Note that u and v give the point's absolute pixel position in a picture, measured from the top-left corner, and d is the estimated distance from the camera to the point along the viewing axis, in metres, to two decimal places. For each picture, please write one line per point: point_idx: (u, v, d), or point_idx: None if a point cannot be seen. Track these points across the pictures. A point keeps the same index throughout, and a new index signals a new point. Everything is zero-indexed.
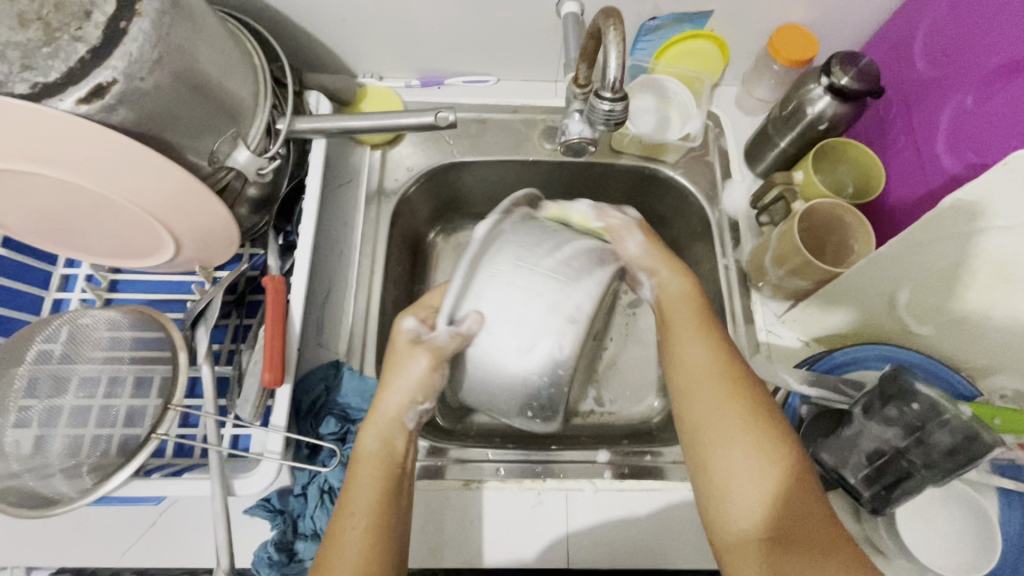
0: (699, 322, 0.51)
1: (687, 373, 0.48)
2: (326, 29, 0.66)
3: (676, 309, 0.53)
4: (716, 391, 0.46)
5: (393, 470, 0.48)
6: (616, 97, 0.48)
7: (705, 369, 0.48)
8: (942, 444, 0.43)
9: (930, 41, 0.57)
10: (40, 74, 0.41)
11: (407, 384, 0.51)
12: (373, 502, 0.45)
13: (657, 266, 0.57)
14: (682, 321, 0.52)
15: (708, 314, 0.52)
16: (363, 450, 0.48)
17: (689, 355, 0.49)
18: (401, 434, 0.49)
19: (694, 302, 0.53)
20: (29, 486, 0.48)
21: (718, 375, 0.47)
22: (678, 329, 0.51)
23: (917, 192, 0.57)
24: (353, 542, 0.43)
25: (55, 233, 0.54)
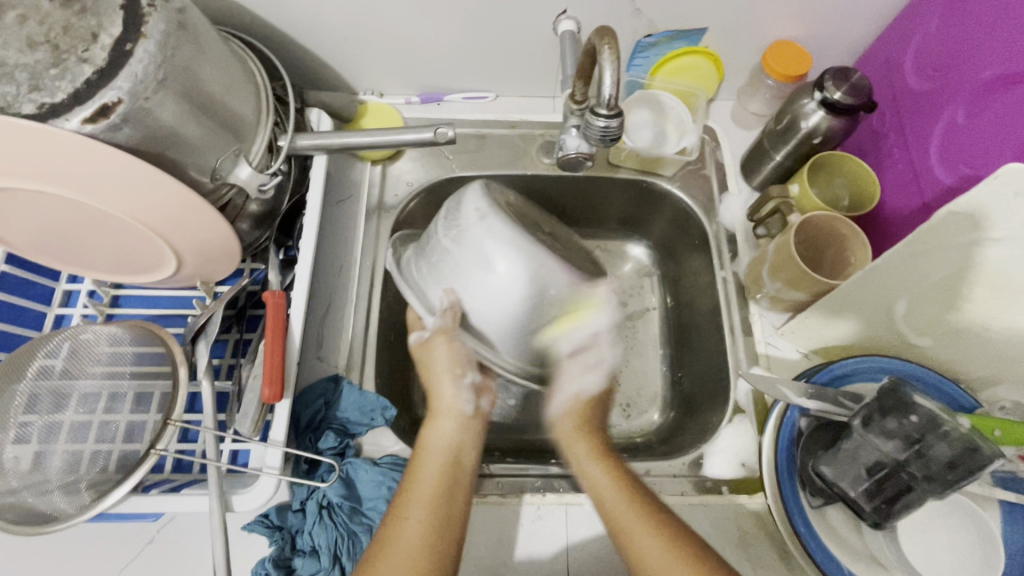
0: (615, 474, 0.53)
1: (620, 527, 0.49)
2: (328, 48, 0.67)
3: (595, 474, 0.53)
4: (642, 526, 0.48)
5: (453, 460, 0.51)
6: (611, 113, 0.49)
7: (625, 508, 0.50)
8: (942, 457, 0.42)
9: (922, 56, 0.58)
10: (46, 94, 0.42)
11: (445, 368, 0.55)
12: (431, 487, 0.48)
13: (583, 459, 0.55)
14: (615, 498, 0.51)
15: (612, 460, 0.55)
16: (430, 443, 0.52)
17: (608, 500, 0.51)
18: (458, 431, 0.54)
19: (608, 464, 0.54)
20: (26, 503, 0.48)
21: (639, 515, 0.49)
22: (611, 498, 0.51)
23: (912, 205, 0.58)
24: (411, 519, 0.46)
25: (57, 249, 0.54)
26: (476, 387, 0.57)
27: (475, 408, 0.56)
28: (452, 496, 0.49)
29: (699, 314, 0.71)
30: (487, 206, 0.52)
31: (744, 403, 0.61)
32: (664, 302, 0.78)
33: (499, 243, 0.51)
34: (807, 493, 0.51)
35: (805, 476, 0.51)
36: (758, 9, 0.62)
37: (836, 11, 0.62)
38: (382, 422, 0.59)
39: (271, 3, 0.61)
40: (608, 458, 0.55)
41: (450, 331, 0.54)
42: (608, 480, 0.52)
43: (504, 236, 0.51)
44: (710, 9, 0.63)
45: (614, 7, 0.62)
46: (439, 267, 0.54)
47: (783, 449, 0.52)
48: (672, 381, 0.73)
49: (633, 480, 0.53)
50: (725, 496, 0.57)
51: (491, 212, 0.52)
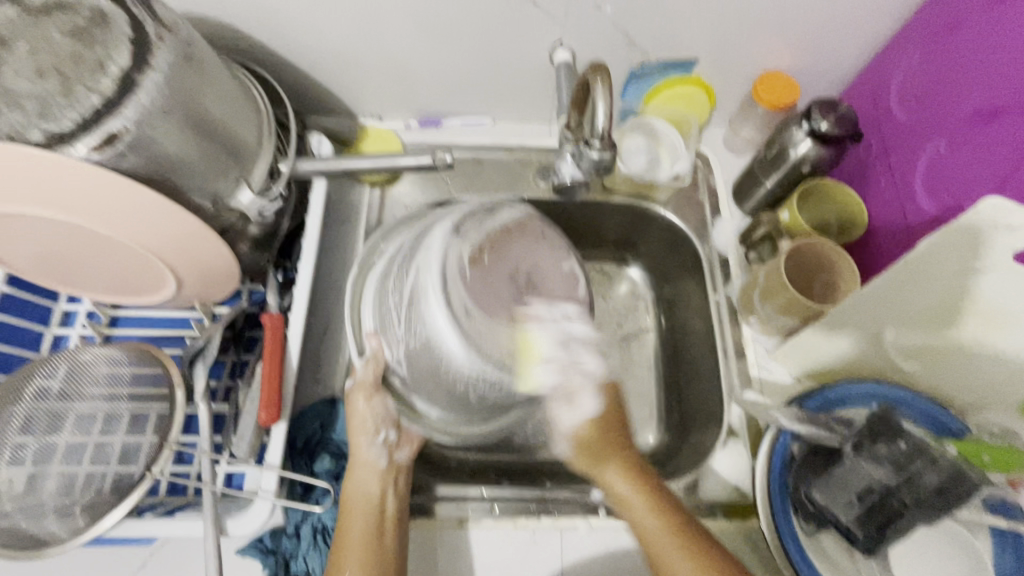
0: (643, 490, 0.53)
1: (655, 551, 0.50)
2: (329, 74, 0.69)
3: (622, 490, 0.53)
4: (671, 548, 0.49)
5: (376, 515, 0.51)
6: (604, 146, 0.51)
7: (658, 531, 0.50)
8: (930, 483, 0.43)
9: (905, 89, 0.60)
10: (54, 123, 0.43)
11: (365, 425, 0.55)
12: (361, 546, 0.49)
13: (595, 470, 0.55)
14: (613, 471, 0.54)
15: (631, 457, 0.55)
16: (351, 497, 0.52)
17: (644, 523, 0.51)
18: (381, 482, 0.53)
19: (639, 482, 0.53)
20: (21, 526, 0.48)
21: (672, 536, 0.50)
22: (642, 520, 0.51)
23: (899, 231, 0.59)
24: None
25: (57, 271, 0.55)
26: (391, 443, 0.55)
27: (389, 459, 0.55)
28: (383, 552, 0.50)
29: (693, 336, 0.71)
30: (440, 249, 0.49)
31: (737, 426, 0.62)
32: (659, 323, 0.78)
33: (437, 308, 0.47)
34: (800, 518, 0.51)
35: (797, 502, 0.51)
36: (747, 41, 0.64)
37: (822, 43, 0.64)
38: None
39: (273, 32, 0.62)
40: (621, 453, 0.55)
41: (371, 385, 0.55)
42: (635, 492, 0.53)
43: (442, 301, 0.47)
44: (700, 41, 0.65)
45: (608, 39, 0.64)
46: (378, 310, 0.55)
47: (776, 472, 0.52)
48: (668, 403, 0.73)
49: (665, 495, 0.53)
50: (719, 520, 0.57)
51: (428, 258, 0.49)
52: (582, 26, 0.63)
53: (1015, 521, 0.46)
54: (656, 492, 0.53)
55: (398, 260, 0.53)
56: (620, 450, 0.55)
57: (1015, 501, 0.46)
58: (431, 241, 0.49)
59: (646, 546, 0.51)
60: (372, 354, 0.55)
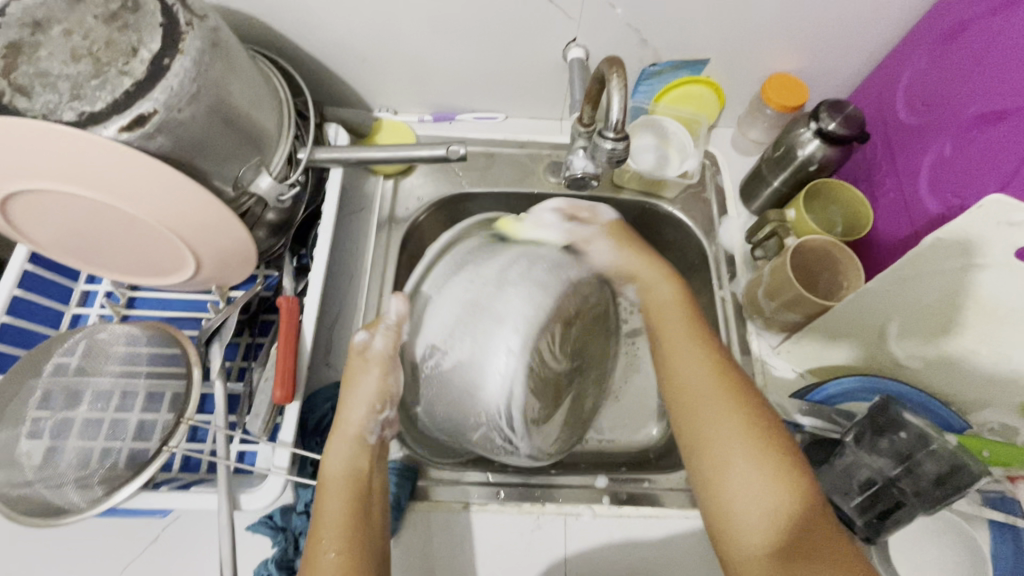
0: (687, 326, 0.55)
1: (689, 391, 0.50)
2: (349, 68, 0.71)
3: (667, 315, 0.57)
4: (714, 393, 0.49)
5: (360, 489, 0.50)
6: (619, 136, 0.51)
7: (705, 390, 0.50)
8: (930, 473, 0.44)
9: (912, 90, 0.61)
10: (86, 103, 0.44)
11: (365, 398, 0.54)
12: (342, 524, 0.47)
13: (650, 275, 0.61)
14: (673, 330, 0.55)
15: (698, 319, 0.56)
16: (329, 473, 0.50)
17: (679, 370, 0.52)
18: (361, 456, 0.52)
19: (688, 318, 0.56)
20: (39, 495, 0.49)
21: (715, 378, 0.50)
22: (692, 372, 0.51)
23: (904, 232, 0.60)
24: (331, 561, 0.45)
25: (81, 249, 0.57)
26: (387, 421, 0.55)
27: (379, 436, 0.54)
28: (367, 538, 0.48)
29: None
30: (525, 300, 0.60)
31: None
32: None
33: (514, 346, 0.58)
34: None
35: None
36: (757, 43, 0.66)
37: (830, 46, 0.65)
38: None
39: (295, 25, 0.64)
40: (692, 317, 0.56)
41: (387, 357, 0.56)
42: (685, 339, 0.54)
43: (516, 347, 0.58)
44: (711, 42, 0.66)
45: (620, 38, 0.66)
46: (438, 321, 0.59)
47: None
48: None
49: (720, 350, 0.53)
50: None
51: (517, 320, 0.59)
52: (595, 25, 0.64)
53: (1012, 515, 0.47)
54: (703, 330, 0.55)
55: (473, 293, 0.59)
56: (687, 314, 0.56)
57: (1013, 496, 0.48)
58: (523, 295, 0.60)
59: (683, 390, 0.51)
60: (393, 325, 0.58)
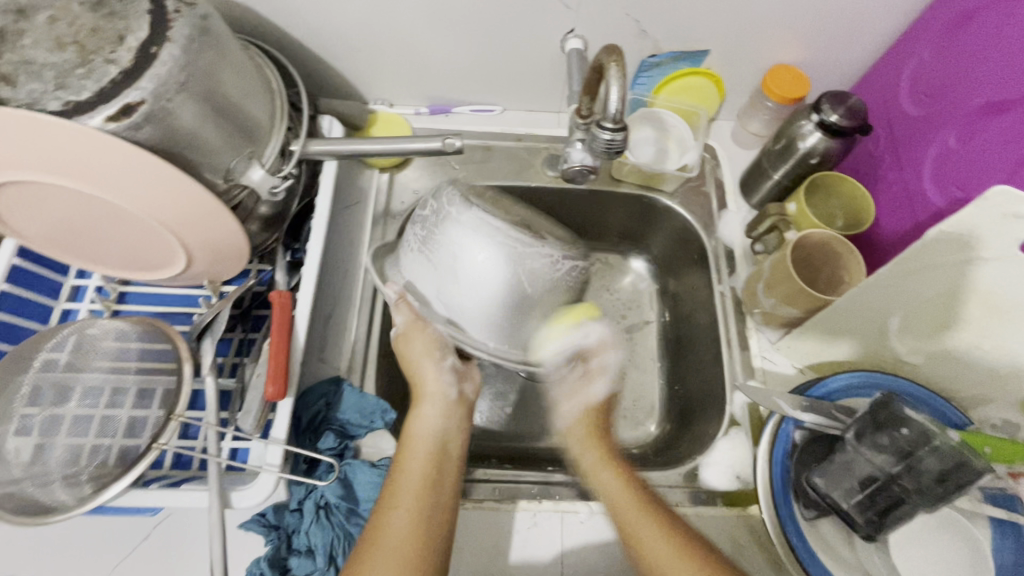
0: (622, 482, 0.52)
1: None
2: (343, 59, 0.70)
3: (602, 476, 0.53)
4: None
5: (437, 452, 0.53)
6: (617, 127, 0.50)
7: (662, 549, 0.46)
8: (932, 470, 0.43)
9: (916, 81, 0.60)
10: (72, 92, 0.43)
11: (428, 360, 0.58)
12: (420, 477, 0.50)
13: (584, 441, 0.58)
14: (631, 509, 0.49)
15: (634, 482, 0.52)
16: (414, 431, 0.55)
17: (647, 543, 0.46)
18: (442, 416, 0.57)
19: (619, 471, 0.53)
20: (27, 493, 0.48)
21: (686, 559, 0.45)
22: (641, 530, 0.47)
23: (906, 226, 0.60)
24: (405, 506, 0.47)
25: (70, 243, 0.56)
26: (458, 371, 0.61)
27: (458, 391, 0.59)
28: (438, 490, 0.50)
29: (696, 327, 0.72)
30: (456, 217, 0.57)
31: (739, 416, 0.62)
32: (663, 316, 0.79)
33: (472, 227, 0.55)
34: (801, 505, 0.51)
35: (799, 489, 0.51)
36: (758, 34, 0.65)
37: (832, 37, 0.64)
38: (381, 424, 0.59)
39: (287, 13, 0.63)
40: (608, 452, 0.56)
41: (412, 320, 0.59)
42: (637, 512, 0.48)
43: (472, 226, 0.55)
44: (712, 33, 0.65)
45: (619, 28, 0.65)
46: (421, 276, 0.58)
47: (778, 459, 0.52)
48: (670, 394, 0.74)
49: (666, 510, 0.49)
50: (720, 508, 0.57)
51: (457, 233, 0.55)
52: (594, 15, 0.63)
53: (1014, 512, 0.47)
54: (638, 484, 0.52)
55: (418, 239, 0.58)
56: (622, 473, 0.53)
57: (1016, 493, 0.47)
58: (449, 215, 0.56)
59: (641, 559, 0.46)
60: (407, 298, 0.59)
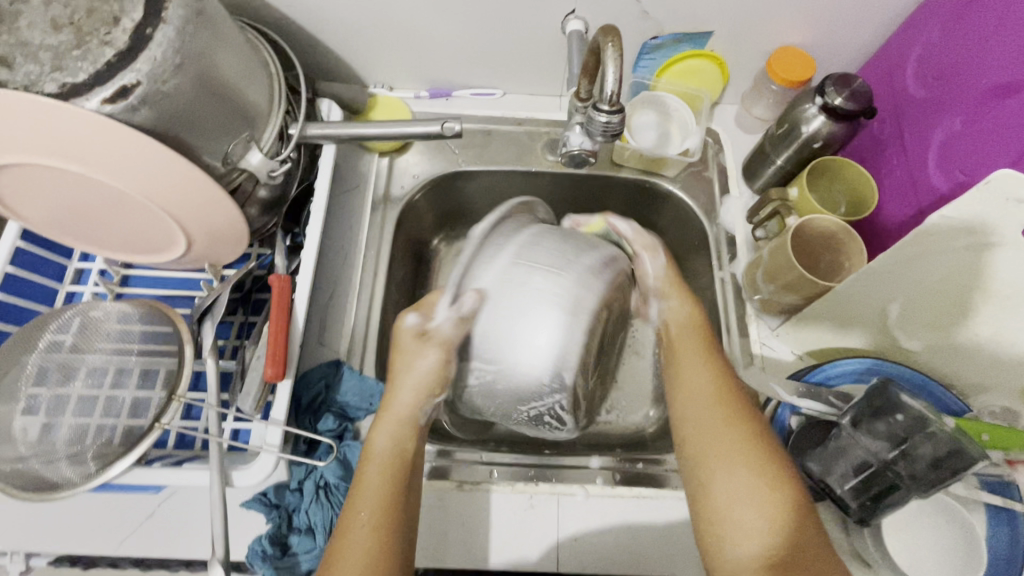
0: (702, 346, 0.54)
1: (696, 422, 0.49)
2: (342, 42, 0.69)
3: (680, 337, 0.56)
4: (715, 418, 0.49)
5: (402, 467, 0.49)
6: (613, 109, 0.51)
7: (710, 404, 0.50)
8: (928, 457, 0.43)
9: (923, 63, 0.58)
10: (68, 74, 0.43)
11: (417, 382, 0.51)
12: (381, 498, 0.47)
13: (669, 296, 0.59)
14: (687, 345, 0.55)
15: (709, 333, 0.56)
16: (376, 446, 0.50)
17: (690, 379, 0.52)
18: (410, 436, 0.51)
19: (704, 339, 0.55)
20: (33, 470, 0.49)
21: (721, 408, 0.50)
22: (689, 380, 0.52)
23: (909, 212, 0.59)
24: (360, 533, 0.45)
25: (73, 226, 0.56)
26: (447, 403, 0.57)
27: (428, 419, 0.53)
28: (402, 505, 0.47)
29: None
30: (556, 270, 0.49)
31: None
32: None
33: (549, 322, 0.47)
34: None
35: None
36: (764, 14, 0.63)
37: (839, 17, 0.63)
38: (380, 407, 0.60)
39: None
40: (684, 336, 0.56)
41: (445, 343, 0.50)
42: (691, 358, 0.53)
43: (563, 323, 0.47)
44: (716, 14, 0.64)
45: (621, 9, 0.64)
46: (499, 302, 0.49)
47: None
48: None
49: (729, 374, 0.53)
50: None
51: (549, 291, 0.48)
52: None
53: (1010, 499, 0.46)
54: (713, 350, 0.55)
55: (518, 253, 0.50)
56: (702, 329, 0.56)
57: (1012, 479, 0.47)
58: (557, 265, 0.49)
59: (684, 412, 0.51)
60: (466, 313, 0.49)
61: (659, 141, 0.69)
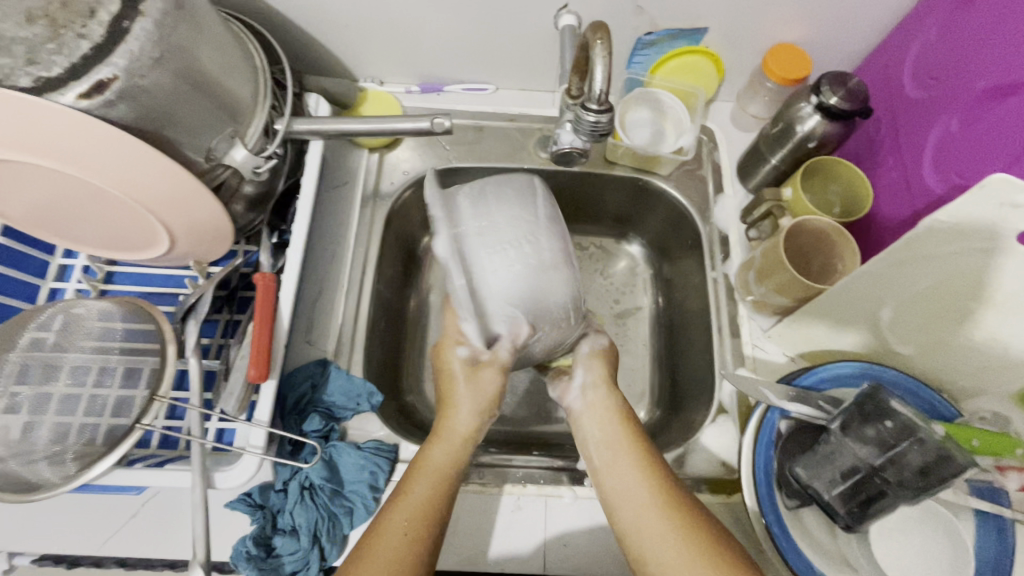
0: (632, 453, 0.48)
1: (649, 535, 0.44)
2: (331, 35, 0.68)
3: (603, 438, 0.50)
4: (665, 531, 0.43)
5: (449, 489, 0.48)
6: (601, 109, 0.50)
7: (655, 523, 0.44)
8: (914, 464, 0.43)
9: (920, 62, 0.57)
10: (42, 68, 0.42)
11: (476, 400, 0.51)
12: (421, 517, 0.45)
13: (601, 429, 0.51)
14: (620, 444, 0.49)
15: (635, 426, 0.51)
16: (428, 464, 0.48)
17: (625, 487, 0.47)
18: (462, 457, 0.50)
19: (629, 438, 0.49)
20: (13, 471, 0.48)
21: (666, 521, 0.44)
22: (624, 488, 0.47)
23: (903, 214, 0.58)
24: (396, 540, 0.43)
25: (53, 223, 0.55)
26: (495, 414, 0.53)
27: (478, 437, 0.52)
28: (439, 527, 0.45)
29: (689, 314, 0.71)
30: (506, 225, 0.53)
31: (728, 404, 0.62)
32: (655, 301, 0.79)
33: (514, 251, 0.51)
34: (783, 495, 0.50)
35: (781, 478, 0.51)
36: (760, 11, 0.62)
37: (837, 14, 0.62)
38: (368, 406, 0.60)
39: None
40: (625, 431, 0.50)
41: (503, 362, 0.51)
42: (622, 466, 0.48)
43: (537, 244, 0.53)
44: (711, 9, 0.63)
45: (614, 4, 0.62)
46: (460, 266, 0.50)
47: (762, 449, 0.51)
48: (661, 380, 0.74)
49: (665, 477, 0.47)
50: (705, 495, 0.57)
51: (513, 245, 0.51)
52: None
53: (999, 505, 0.46)
54: (643, 452, 0.48)
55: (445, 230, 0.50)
56: (628, 429, 0.50)
57: (1000, 485, 0.46)
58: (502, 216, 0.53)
59: (627, 525, 0.45)
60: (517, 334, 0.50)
61: (654, 140, 0.68)
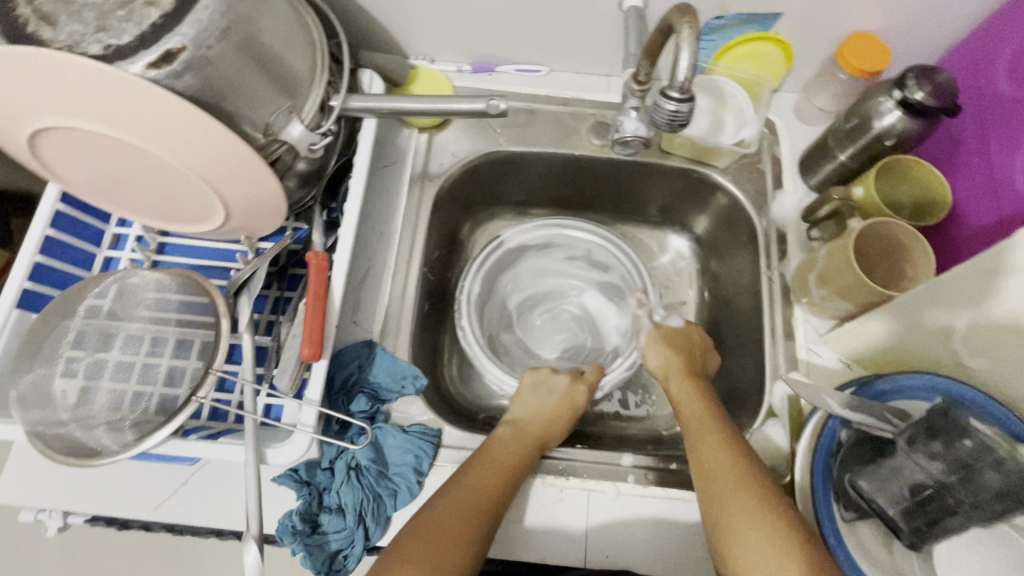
0: (705, 418, 0.54)
1: (712, 487, 0.48)
2: (386, 9, 0.66)
3: (689, 410, 0.56)
4: (729, 474, 0.48)
5: (515, 466, 0.53)
6: (684, 97, 0.48)
7: (722, 468, 0.48)
8: (992, 485, 0.42)
9: (1017, 57, 0.53)
10: (113, 35, 0.41)
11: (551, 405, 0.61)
12: (491, 482, 0.50)
13: (684, 400, 0.58)
14: (698, 426, 0.54)
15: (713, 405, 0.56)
16: (499, 445, 0.55)
17: (703, 456, 0.50)
18: (529, 446, 0.56)
19: (706, 407, 0.56)
20: (74, 436, 0.49)
21: (731, 466, 0.48)
22: (702, 444, 0.51)
23: (986, 220, 0.55)
24: (466, 501, 0.48)
25: (111, 192, 0.56)
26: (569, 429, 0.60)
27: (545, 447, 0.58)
28: (502, 497, 0.50)
29: (738, 312, 0.70)
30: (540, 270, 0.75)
31: (778, 408, 0.60)
32: (701, 296, 0.77)
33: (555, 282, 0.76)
34: (840, 506, 0.50)
35: (840, 489, 0.50)
36: None
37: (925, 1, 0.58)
38: (414, 389, 0.60)
39: None
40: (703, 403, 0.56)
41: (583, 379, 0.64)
42: (696, 431, 0.53)
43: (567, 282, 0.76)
44: None
45: None
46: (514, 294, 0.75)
47: (821, 457, 0.51)
48: None
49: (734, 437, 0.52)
50: None
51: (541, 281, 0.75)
52: None
53: None
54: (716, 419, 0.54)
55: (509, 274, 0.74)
56: (703, 401, 0.57)
57: None
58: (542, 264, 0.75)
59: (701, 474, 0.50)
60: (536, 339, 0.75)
61: (715, 128, 0.66)
